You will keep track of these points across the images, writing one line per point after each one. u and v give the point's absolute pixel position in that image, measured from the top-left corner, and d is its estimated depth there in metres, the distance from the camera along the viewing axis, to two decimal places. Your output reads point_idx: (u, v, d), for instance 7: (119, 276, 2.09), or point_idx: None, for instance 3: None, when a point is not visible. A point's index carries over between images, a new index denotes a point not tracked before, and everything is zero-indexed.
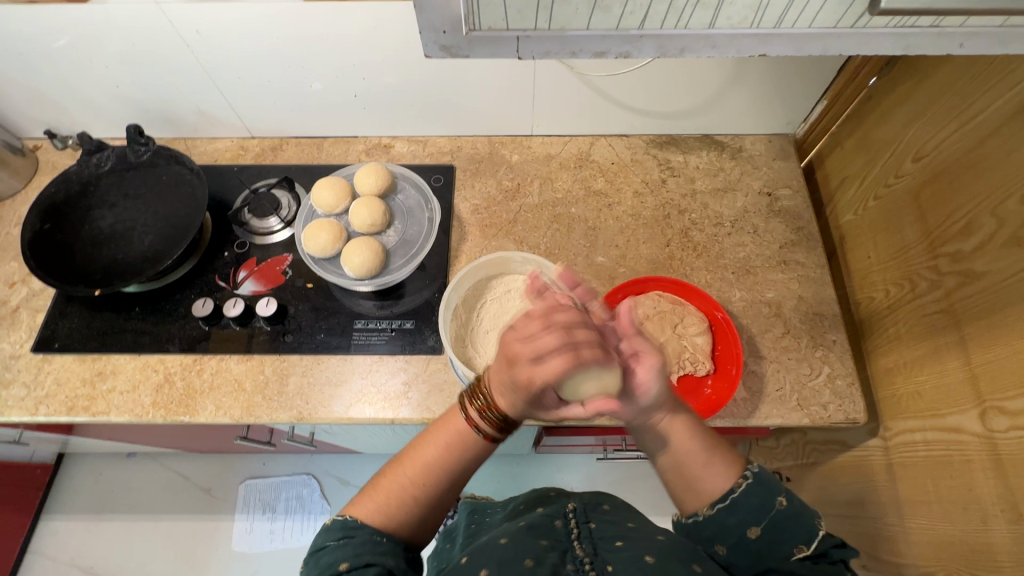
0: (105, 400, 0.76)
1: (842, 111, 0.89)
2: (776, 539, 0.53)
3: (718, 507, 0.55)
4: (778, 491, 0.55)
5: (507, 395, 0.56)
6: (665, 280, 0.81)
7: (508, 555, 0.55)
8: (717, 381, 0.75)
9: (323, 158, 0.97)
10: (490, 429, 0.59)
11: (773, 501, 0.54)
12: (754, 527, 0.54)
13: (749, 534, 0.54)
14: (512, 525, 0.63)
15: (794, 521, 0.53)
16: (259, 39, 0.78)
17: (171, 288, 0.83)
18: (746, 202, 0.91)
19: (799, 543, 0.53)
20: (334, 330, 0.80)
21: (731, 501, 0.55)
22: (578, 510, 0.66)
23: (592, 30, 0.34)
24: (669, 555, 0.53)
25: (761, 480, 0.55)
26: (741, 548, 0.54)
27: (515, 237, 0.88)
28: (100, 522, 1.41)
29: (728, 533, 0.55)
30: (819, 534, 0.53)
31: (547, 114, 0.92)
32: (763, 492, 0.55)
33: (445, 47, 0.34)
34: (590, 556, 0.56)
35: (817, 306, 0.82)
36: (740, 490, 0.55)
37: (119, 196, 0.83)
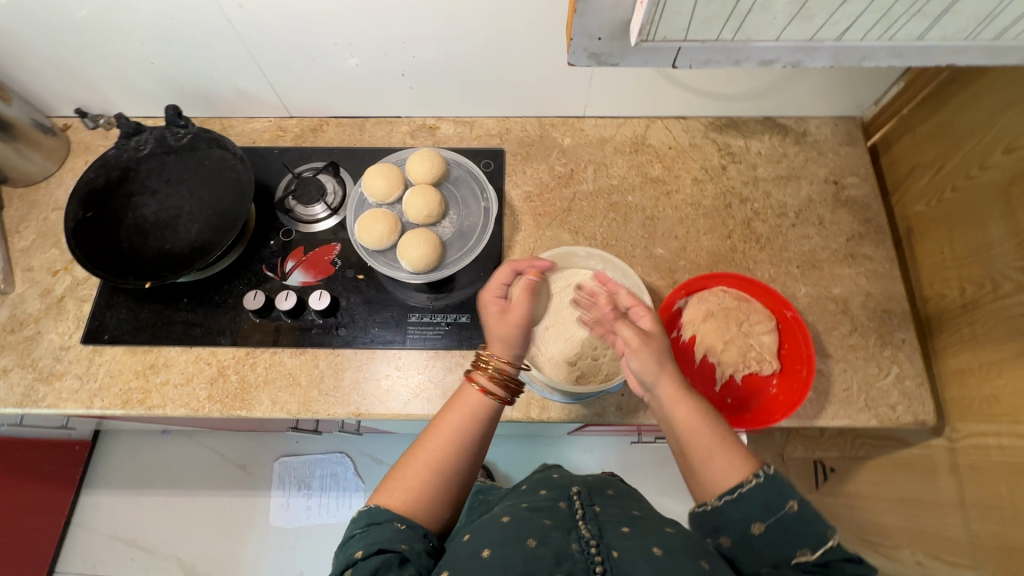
0: (159, 393, 0.75)
1: (920, 91, 0.84)
2: (780, 539, 0.50)
3: (728, 502, 0.52)
4: (790, 495, 0.51)
5: (511, 340, 0.64)
6: (730, 276, 0.78)
7: (510, 534, 0.53)
8: (784, 381, 0.73)
9: (366, 141, 0.92)
10: (503, 392, 0.61)
11: (784, 506, 0.50)
12: (759, 522, 0.50)
13: (756, 529, 0.51)
14: (517, 505, 0.62)
15: (804, 523, 0.50)
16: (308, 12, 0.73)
17: (219, 279, 0.81)
18: (811, 191, 0.87)
19: (803, 547, 0.50)
20: (388, 323, 0.78)
21: (740, 496, 0.51)
22: (583, 493, 0.64)
23: (763, 41, 0.40)
24: (676, 548, 0.51)
25: (778, 483, 0.51)
26: (746, 542, 0.51)
27: (570, 226, 0.85)
28: (138, 497, 1.43)
29: (734, 527, 0.51)
30: (829, 542, 0.49)
31: (604, 94, 0.87)
32: (775, 497, 0.51)
33: (613, 56, 0.41)
34: (595, 538, 0.54)
35: (886, 303, 0.79)
36: (750, 486, 0.51)
37: (160, 182, 0.80)
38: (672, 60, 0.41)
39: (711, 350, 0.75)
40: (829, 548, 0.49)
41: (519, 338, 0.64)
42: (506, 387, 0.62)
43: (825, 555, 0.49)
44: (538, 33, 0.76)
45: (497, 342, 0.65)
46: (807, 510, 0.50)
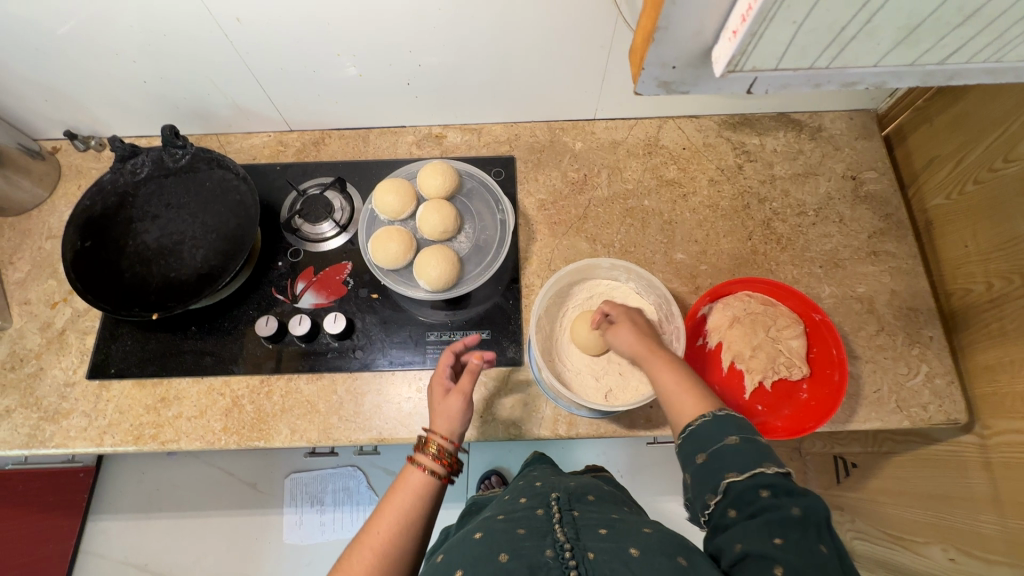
0: (173, 427, 0.72)
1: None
2: (718, 468, 0.50)
3: (682, 440, 0.55)
4: (731, 431, 0.52)
5: (454, 421, 0.63)
6: (755, 281, 0.76)
7: (481, 553, 0.51)
8: (814, 386, 0.72)
9: (370, 153, 0.89)
10: (449, 470, 0.61)
11: (722, 438, 0.52)
12: (701, 454, 0.53)
13: (699, 460, 0.52)
14: (488, 519, 0.59)
15: (741, 454, 0.50)
16: (310, 19, 0.69)
17: (228, 304, 0.78)
18: (830, 188, 0.85)
19: (732, 474, 0.49)
20: (407, 344, 0.76)
21: (687, 432, 0.55)
22: (562, 498, 0.61)
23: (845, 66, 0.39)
24: (654, 548, 0.50)
25: (720, 420, 0.53)
26: (696, 480, 0.52)
27: (587, 234, 0.83)
28: (147, 521, 1.40)
29: (685, 463, 0.54)
30: (758, 471, 0.48)
31: (616, 96, 0.85)
32: (711, 428, 0.53)
33: (679, 78, 0.40)
34: (570, 541, 0.51)
35: (911, 300, 0.78)
36: (697, 423, 0.54)
37: (160, 207, 0.76)
38: (747, 87, 0.40)
39: (739, 357, 0.73)
40: (766, 479, 0.48)
41: (461, 415, 0.64)
42: (449, 466, 0.61)
43: (767, 488, 0.47)
44: (549, 36, 0.73)
45: (443, 423, 0.63)
46: (747, 444, 0.51)
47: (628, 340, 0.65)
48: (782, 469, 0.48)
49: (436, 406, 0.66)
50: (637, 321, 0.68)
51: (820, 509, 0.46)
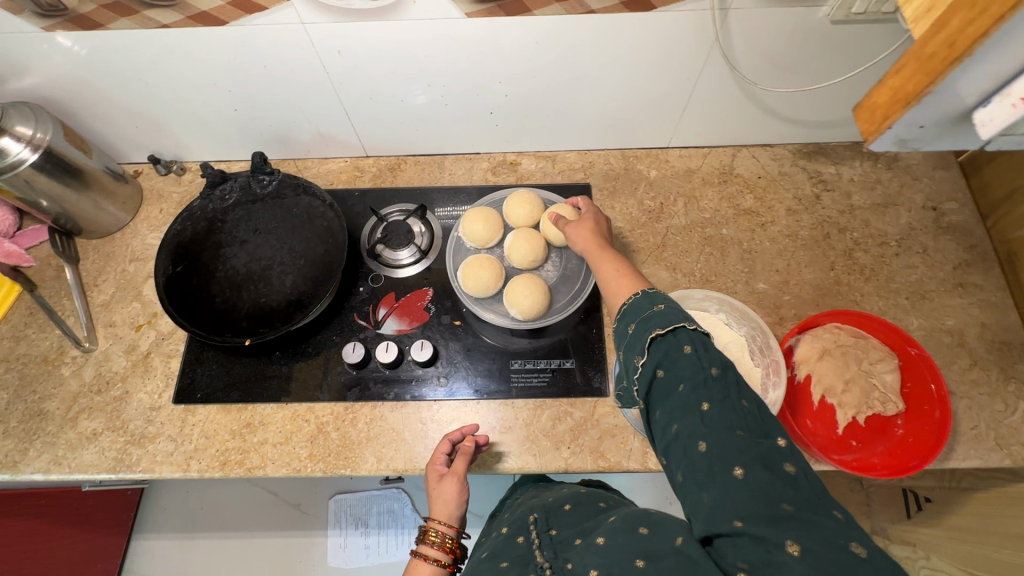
0: (259, 453, 0.72)
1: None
2: (645, 333, 0.47)
3: (618, 321, 0.52)
4: (660, 301, 0.49)
5: (456, 508, 0.64)
6: (840, 313, 0.75)
7: None
8: (910, 421, 0.70)
9: (446, 179, 0.90)
10: (453, 555, 0.63)
11: (651, 307, 0.49)
12: (634, 325, 0.50)
13: (630, 330, 0.49)
14: (476, 559, 0.59)
15: (666, 317, 0.47)
16: (409, 50, 0.70)
17: (312, 329, 0.78)
18: (910, 218, 0.85)
19: (654, 331, 0.47)
20: (491, 372, 0.76)
21: (623, 312, 0.52)
22: (540, 519, 0.61)
23: None
24: (618, 531, 0.49)
25: (651, 295, 0.51)
26: (627, 352, 0.49)
27: (666, 262, 0.82)
28: (190, 541, 1.39)
29: (618, 338, 0.51)
30: (681, 330, 0.45)
31: (694, 126, 0.85)
32: (641, 302, 0.50)
33: (902, 139, 0.35)
34: (550, 559, 0.52)
35: (1003, 334, 0.77)
36: (631, 303, 0.52)
37: (249, 232, 0.77)
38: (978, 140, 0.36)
39: (831, 391, 0.72)
40: (687, 333, 0.45)
41: (459, 497, 0.64)
42: (452, 552, 0.63)
43: (690, 345, 0.45)
44: (640, 69, 0.74)
45: (444, 512, 0.64)
46: (672, 307, 0.48)
47: (586, 232, 0.68)
48: (701, 326, 0.46)
49: (432, 491, 0.65)
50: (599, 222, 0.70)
51: (735, 364, 0.44)
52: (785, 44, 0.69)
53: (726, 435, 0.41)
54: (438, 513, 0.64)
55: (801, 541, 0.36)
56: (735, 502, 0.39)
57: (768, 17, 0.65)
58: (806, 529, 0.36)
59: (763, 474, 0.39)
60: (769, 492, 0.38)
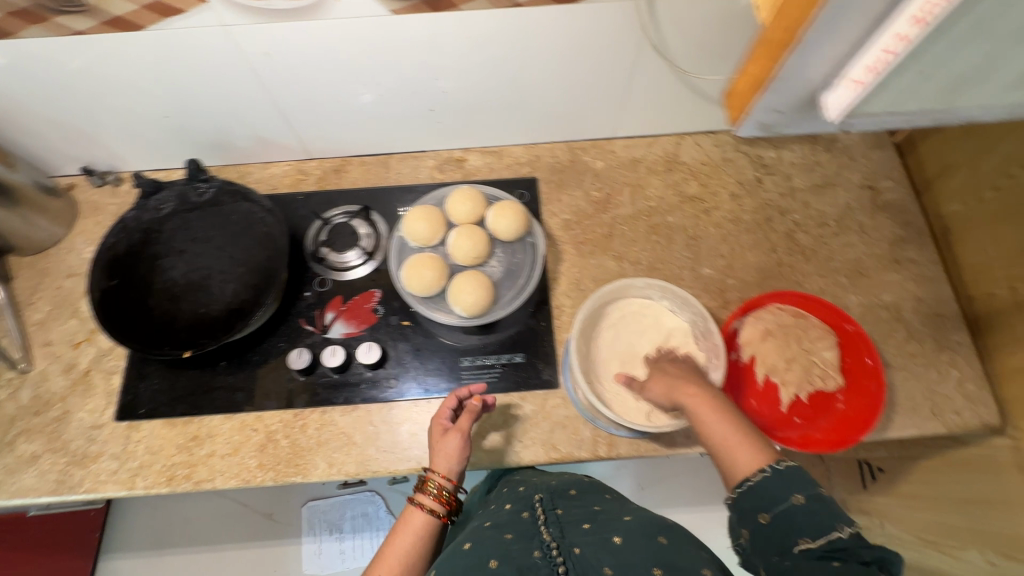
0: (207, 466, 0.71)
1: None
2: (787, 533, 0.50)
3: (736, 494, 0.54)
4: (799, 489, 0.51)
5: (455, 463, 0.65)
6: (783, 294, 0.76)
7: (472, 562, 0.54)
8: (850, 396, 0.72)
9: (392, 179, 0.89)
10: (447, 509, 0.64)
11: (789, 497, 0.51)
12: (765, 513, 0.52)
13: (762, 521, 0.52)
14: (478, 527, 0.62)
15: (812, 517, 0.50)
16: (337, 48, 0.69)
17: (257, 337, 0.77)
18: (848, 198, 0.87)
19: (805, 537, 0.49)
20: (441, 371, 0.75)
21: (743, 490, 0.54)
22: (545, 498, 0.65)
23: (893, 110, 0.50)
24: (636, 532, 0.56)
25: (784, 475, 0.52)
26: (756, 537, 0.52)
27: (613, 252, 0.83)
28: (160, 558, 1.36)
29: (742, 516, 0.53)
30: (836, 536, 0.48)
31: (636, 116, 0.86)
32: (776, 486, 0.52)
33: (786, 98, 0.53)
34: (556, 540, 0.57)
35: (937, 307, 0.79)
36: (755, 480, 0.53)
37: (187, 242, 0.75)
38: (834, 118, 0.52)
39: (774, 370, 0.74)
40: (843, 543, 0.48)
41: (460, 454, 0.66)
42: (447, 505, 0.64)
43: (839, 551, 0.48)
44: (575, 60, 0.74)
45: (442, 465, 0.65)
46: (814, 503, 0.50)
47: (664, 386, 0.65)
48: (853, 526, 0.49)
49: (435, 445, 0.67)
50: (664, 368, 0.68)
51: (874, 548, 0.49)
52: (714, 32, 0.69)
53: None
54: (439, 466, 0.65)
55: None
56: None
57: (693, 3, 0.65)
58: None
59: None
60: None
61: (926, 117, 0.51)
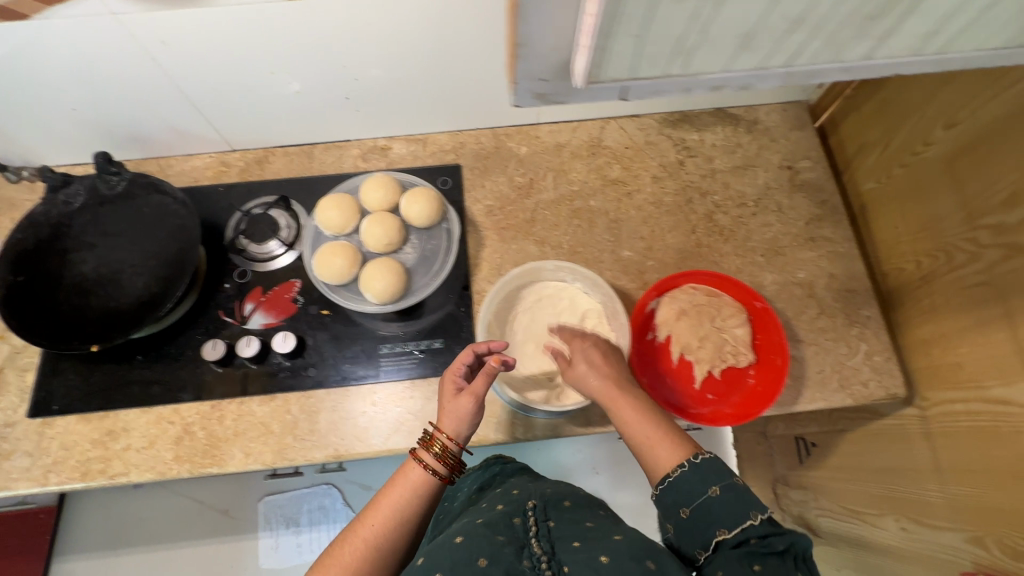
0: (122, 460, 0.71)
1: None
2: (705, 521, 0.54)
3: (659, 491, 0.58)
4: (711, 481, 0.56)
5: (466, 425, 0.65)
6: (699, 274, 0.78)
7: (461, 558, 0.52)
8: (761, 371, 0.74)
9: (316, 169, 0.88)
10: (449, 471, 0.64)
11: (705, 489, 0.55)
12: (686, 507, 0.56)
13: (684, 514, 0.56)
14: (472, 520, 0.60)
15: (727, 505, 0.54)
16: (238, 36, 0.68)
17: (174, 330, 0.76)
18: (767, 178, 0.88)
19: (721, 525, 0.53)
20: (359, 358, 0.76)
21: (665, 486, 0.58)
22: (539, 506, 0.62)
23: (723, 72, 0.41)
24: (623, 553, 0.52)
25: (699, 468, 0.57)
26: (679, 530, 0.56)
27: (535, 237, 0.83)
28: (114, 558, 1.34)
29: (667, 513, 0.57)
30: (748, 522, 0.52)
31: (556, 101, 0.86)
32: (694, 479, 0.56)
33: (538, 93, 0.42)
34: (548, 553, 0.54)
35: (849, 282, 0.81)
36: (675, 475, 0.57)
37: (97, 236, 0.74)
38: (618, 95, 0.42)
39: (688, 348, 0.75)
40: (754, 529, 0.52)
41: (471, 418, 0.65)
42: (450, 467, 0.64)
43: (756, 538, 0.51)
44: (487, 46, 0.74)
45: (451, 426, 0.65)
46: (729, 492, 0.54)
47: (589, 382, 0.66)
48: (763, 511, 0.53)
49: (446, 406, 0.66)
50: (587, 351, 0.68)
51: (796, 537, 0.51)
52: None
53: None
54: (449, 426, 0.65)
55: None
56: None
57: None
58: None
59: None
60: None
61: (675, 87, 0.43)
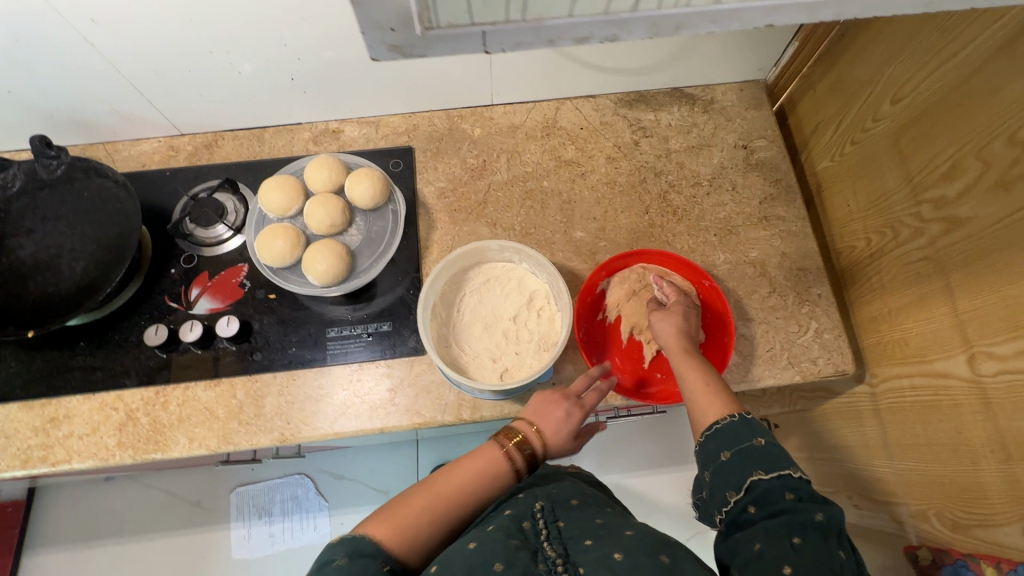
0: (64, 447, 0.70)
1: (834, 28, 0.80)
2: (746, 467, 0.54)
3: (705, 436, 0.60)
4: (760, 434, 0.56)
5: (560, 434, 0.65)
6: (651, 253, 0.77)
7: (476, 561, 0.51)
8: (710, 349, 0.75)
9: (266, 152, 0.87)
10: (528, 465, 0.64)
11: (751, 439, 0.56)
12: (728, 451, 0.57)
13: (725, 457, 0.56)
14: (479, 526, 0.58)
15: (768, 456, 0.54)
16: (168, 24, 0.65)
17: (118, 316, 0.76)
18: (722, 158, 0.87)
19: (758, 470, 0.54)
20: (306, 342, 0.75)
21: (714, 432, 0.59)
22: (545, 508, 0.61)
23: (575, 15, 0.34)
24: (635, 549, 0.51)
25: (749, 424, 0.58)
26: (718, 475, 0.56)
27: (487, 219, 0.83)
28: (85, 551, 1.33)
29: (709, 457, 0.58)
30: (789, 475, 0.52)
31: (507, 81, 0.85)
32: (742, 429, 0.57)
33: (393, 47, 0.34)
34: (563, 557, 0.53)
35: (801, 261, 0.81)
36: (723, 423, 0.59)
37: (36, 220, 0.73)
38: (478, 46, 0.35)
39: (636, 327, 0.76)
40: (794, 481, 0.52)
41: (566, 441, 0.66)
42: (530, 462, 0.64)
43: (793, 491, 0.52)
44: None
45: (553, 429, 0.65)
46: (773, 447, 0.55)
47: (672, 328, 0.69)
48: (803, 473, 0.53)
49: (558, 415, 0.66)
50: (684, 315, 0.71)
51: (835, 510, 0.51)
52: None
53: (813, 563, 0.47)
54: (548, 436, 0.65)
55: None
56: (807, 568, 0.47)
57: None
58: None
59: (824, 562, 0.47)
60: (817, 564, 0.47)
61: (537, 39, 0.35)
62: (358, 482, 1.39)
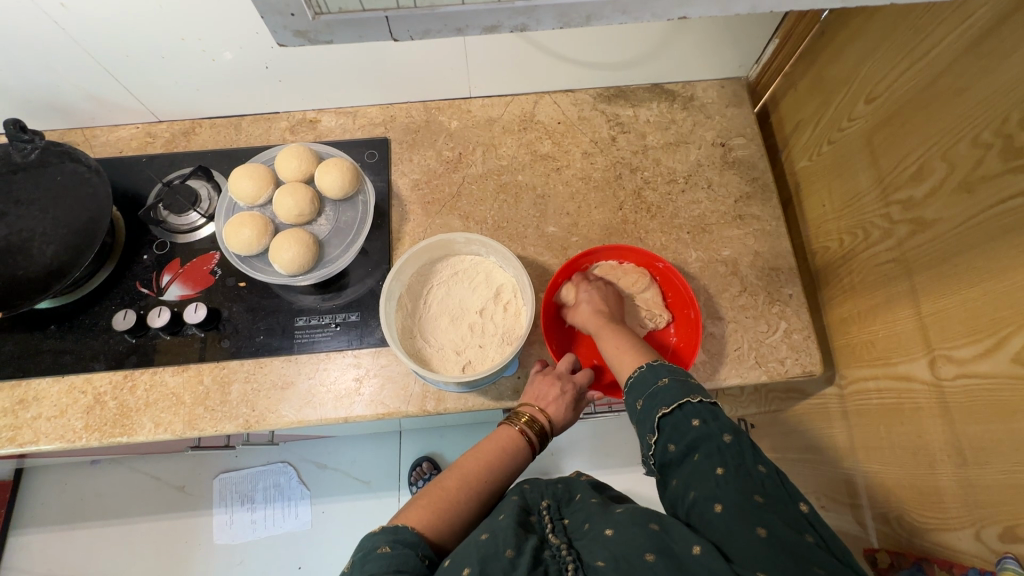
0: (31, 428, 0.70)
1: (813, 25, 0.79)
2: (654, 407, 0.59)
3: (626, 393, 0.64)
4: (663, 375, 0.61)
5: (560, 406, 0.68)
6: (599, 250, 0.77)
7: (488, 551, 0.50)
8: (680, 327, 0.76)
9: (242, 141, 0.87)
10: (536, 438, 0.68)
11: (657, 381, 0.61)
12: (641, 399, 0.61)
13: (640, 405, 0.61)
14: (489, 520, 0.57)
15: (671, 392, 0.59)
16: (132, 19, 0.65)
17: (89, 300, 0.77)
18: (700, 155, 0.87)
19: (664, 406, 0.59)
20: (273, 331, 0.76)
21: (631, 385, 0.64)
22: (552, 505, 0.59)
23: (470, 4, 0.35)
24: (626, 521, 0.51)
25: (655, 369, 0.63)
26: (639, 424, 0.61)
27: (460, 212, 0.83)
28: (69, 532, 1.33)
29: (630, 412, 0.63)
30: (690, 404, 0.57)
31: (483, 75, 0.84)
32: (647, 376, 0.62)
33: (298, 32, 0.36)
34: (569, 544, 0.53)
35: (773, 261, 0.81)
36: (635, 375, 0.64)
37: (9, 204, 0.73)
38: (385, 32, 0.36)
39: None
40: (693, 408, 0.57)
41: (566, 415, 0.69)
42: (537, 436, 0.68)
43: (698, 417, 0.56)
44: None
45: (553, 406, 0.68)
46: (676, 383, 0.60)
47: (584, 310, 0.73)
48: (704, 397, 0.58)
49: (551, 391, 0.69)
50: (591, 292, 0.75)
51: (743, 430, 0.55)
52: None
53: (734, 488, 0.51)
54: (548, 411, 0.68)
55: (767, 525, 0.48)
56: (730, 494, 0.51)
57: None
58: (771, 518, 0.48)
59: (740, 484, 0.51)
60: (742, 490, 0.51)
61: (446, 28, 0.36)
62: (341, 472, 1.38)
